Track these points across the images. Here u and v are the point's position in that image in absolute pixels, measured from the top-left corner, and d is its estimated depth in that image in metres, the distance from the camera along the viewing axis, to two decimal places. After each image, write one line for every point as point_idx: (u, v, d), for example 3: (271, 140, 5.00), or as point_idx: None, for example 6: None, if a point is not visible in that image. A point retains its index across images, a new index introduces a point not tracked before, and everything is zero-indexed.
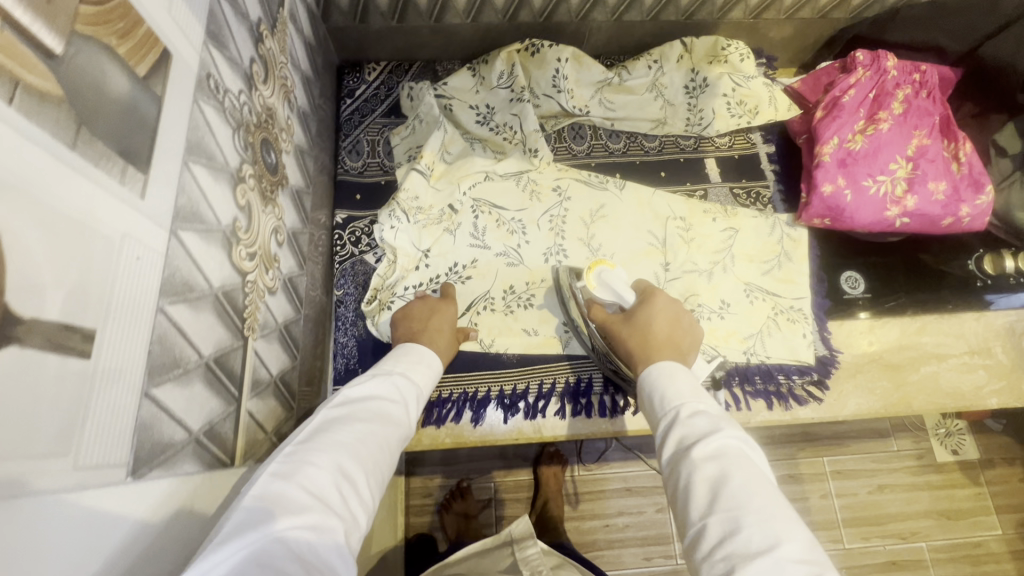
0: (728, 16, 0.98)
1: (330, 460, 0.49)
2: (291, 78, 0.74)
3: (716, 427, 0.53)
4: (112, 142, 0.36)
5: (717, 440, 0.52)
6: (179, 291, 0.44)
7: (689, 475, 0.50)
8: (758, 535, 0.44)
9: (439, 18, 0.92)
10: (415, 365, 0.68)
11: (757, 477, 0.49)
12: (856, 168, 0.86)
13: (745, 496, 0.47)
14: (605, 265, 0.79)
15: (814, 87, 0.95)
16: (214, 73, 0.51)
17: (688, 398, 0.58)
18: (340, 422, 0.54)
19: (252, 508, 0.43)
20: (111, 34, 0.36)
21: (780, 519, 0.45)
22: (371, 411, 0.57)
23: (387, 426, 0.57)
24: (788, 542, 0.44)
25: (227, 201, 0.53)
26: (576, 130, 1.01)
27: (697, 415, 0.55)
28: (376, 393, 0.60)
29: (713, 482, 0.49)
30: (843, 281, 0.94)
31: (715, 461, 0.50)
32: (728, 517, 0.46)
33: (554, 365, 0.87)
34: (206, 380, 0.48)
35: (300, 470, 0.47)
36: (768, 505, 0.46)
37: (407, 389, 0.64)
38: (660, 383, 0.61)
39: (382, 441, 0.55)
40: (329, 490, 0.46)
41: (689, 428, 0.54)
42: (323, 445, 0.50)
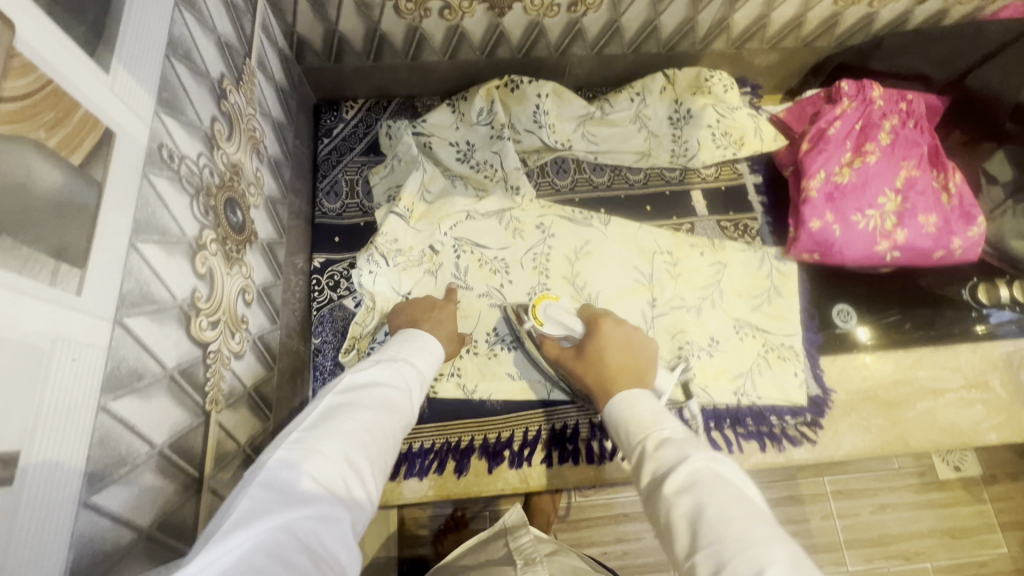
0: (711, 47, 0.96)
1: (338, 448, 0.46)
2: (261, 127, 0.72)
3: (683, 453, 0.50)
4: (39, 243, 0.34)
5: (686, 467, 0.48)
6: (126, 382, 0.42)
7: (665, 511, 0.47)
8: (743, 564, 0.40)
9: (416, 56, 0.90)
10: (417, 353, 0.66)
11: (732, 497, 0.45)
12: (844, 202, 0.84)
13: (723, 521, 0.43)
14: (550, 300, 0.78)
15: (799, 117, 0.94)
16: (167, 143, 0.49)
17: (650, 428, 0.55)
18: (346, 408, 0.51)
19: (259, 496, 0.40)
20: (38, 128, 0.34)
21: (763, 542, 0.41)
22: (377, 398, 0.54)
23: (392, 414, 0.54)
24: (774, 565, 0.39)
25: (184, 273, 0.51)
26: (559, 164, 0.99)
27: (662, 446, 0.52)
28: (381, 379, 0.57)
29: (690, 515, 0.45)
30: (833, 314, 0.92)
31: (688, 491, 0.46)
32: (711, 552, 0.42)
33: (539, 411, 0.84)
34: (158, 471, 0.45)
35: (309, 457, 0.44)
36: (750, 530, 0.42)
37: (411, 377, 0.62)
38: (624, 417, 0.59)
39: (388, 428, 0.53)
40: (338, 482, 0.44)
41: (658, 460, 0.51)
42: (331, 432, 0.47)
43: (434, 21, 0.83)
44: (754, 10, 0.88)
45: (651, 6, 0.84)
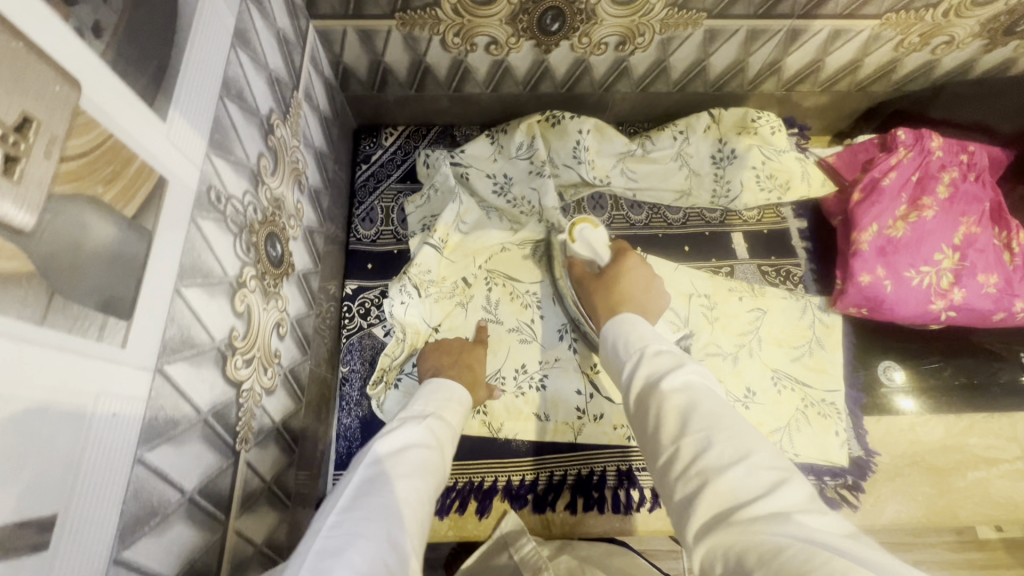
0: (759, 88, 0.93)
1: (377, 528, 0.45)
2: (304, 158, 0.72)
3: (679, 362, 0.51)
4: (90, 298, 0.34)
5: (682, 370, 0.50)
6: (161, 431, 0.41)
7: (656, 407, 0.47)
8: (728, 447, 0.42)
9: (458, 88, 0.90)
10: (445, 406, 0.66)
11: (722, 402, 0.47)
12: (897, 257, 0.80)
13: (715, 414, 0.44)
14: (587, 222, 0.79)
15: (850, 162, 0.90)
16: (216, 184, 0.49)
17: (649, 342, 0.56)
18: (379, 483, 0.50)
19: None
20: (96, 183, 0.34)
21: (748, 433, 0.43)
22: (408, 462, 0.54)
23: (424, 479, 0.53)
24: (759, 451, 0.41)
25: (223, 313, 0.50)
26: (596, 200, 0.97)
27: (661, 355, 0.53)
28: (411, 441, 0.57)
29: (682, 410, 0.46)
30: (879, 371, 0.88)
31: (683, 391, 0.47)
32: (698, 437, 0.43)
33: (565, 455, 0.82)
34: (188, 519, 0.45)
35: (351, 542, 0.43)
36: (737, 422, 0.44)
37: (440, 434, 0.61)
38: (621, 334, 0.60)
39: (421, 495, 0.52)
40: (382, 561, 0.42)
41: (655, 366, 0.52)
42: (368, 511, 0.46)
43: (479, 55, 0.83)
44: (809, 54, 0.85)
45: (702, 47, 0.82)
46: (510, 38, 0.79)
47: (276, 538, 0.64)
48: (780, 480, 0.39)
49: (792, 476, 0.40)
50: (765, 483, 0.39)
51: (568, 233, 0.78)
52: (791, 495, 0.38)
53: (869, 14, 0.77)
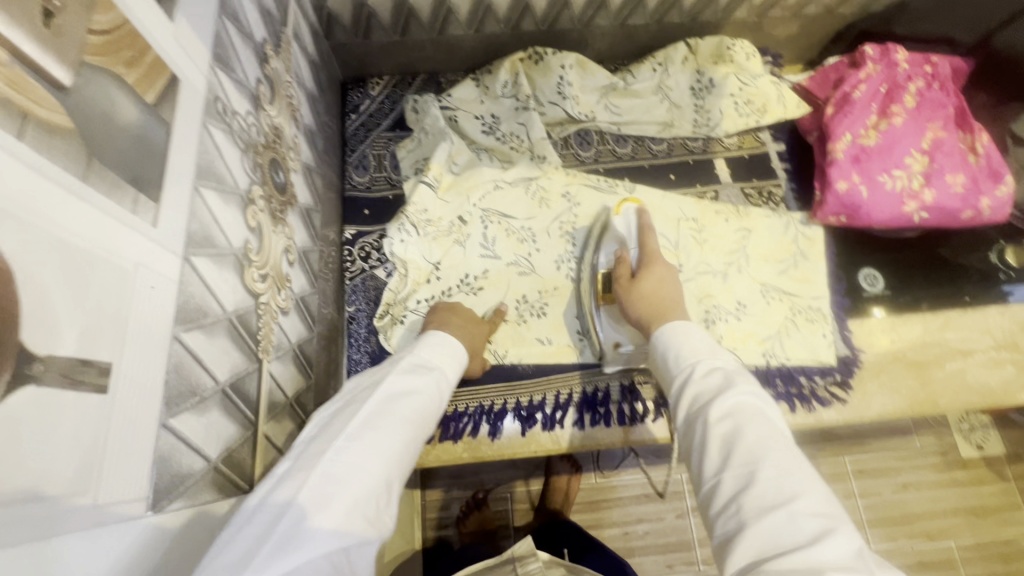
0: (733, 16, 0.97)
1: (375, 469, 0.47)
2: (297, 96, 0.74)
3: (731, 384, 0.52)
4: (122, 171, 0.36)
5: (731, 397, 0.51)
6: (194, 318, 0.43)
7: (702, 432, 0.50)
8: (773, 488, 0.43)
9: (442, 30, 0.92)
10: (448, 360, 0.66)
11: (771, 432, 0.47)
12: (871, 163, 0.84)
13: (762, 448, 0.46)
14: (633, 203, 0.86)
15: (822, 83, 0.94)
16: (221, 96, 0.51)
17: (703, 357, 0.57)
18: (385, 421, 0.52)
19: (301, 512, 0.42)
20: (119, 63, 0.36)
21: (795, 471, 0.44)
22: (411, 408, 0.55)
23: (421, 426, 0.56)
24: (804, 495, 0.42)
25: (238, 224, 0.52)
26: (583, 136, 0.99)
27: (713, 374, 0.54)
28: (415, 387, 0.58)
29: (727, 438, 0.48)
30: (860, 278, 0.92)
31: (729, 419, 0.49)
32: (741, 473, 0.45)
33: (570, 375, 0.85)
34: (223, 407, 0.47)
35: (352, 477, 0.45)
36: (785, 461, 0.45)
37: (442, 387, 0.63)
38: (677, 343, 0.61)
39: (415, 442, 0.54)
40: (371, 503, 0.46)
41: (706, 386, 0.54)
42: (371, 449, 0.48)
43: None
44: None
45: None
46: None
47: None
48: (824, 529, 0.40)
49: (837, 524, 0.41)
50: (805, 530, 0.40)
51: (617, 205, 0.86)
52: (835, 547, 0.39)
53: None
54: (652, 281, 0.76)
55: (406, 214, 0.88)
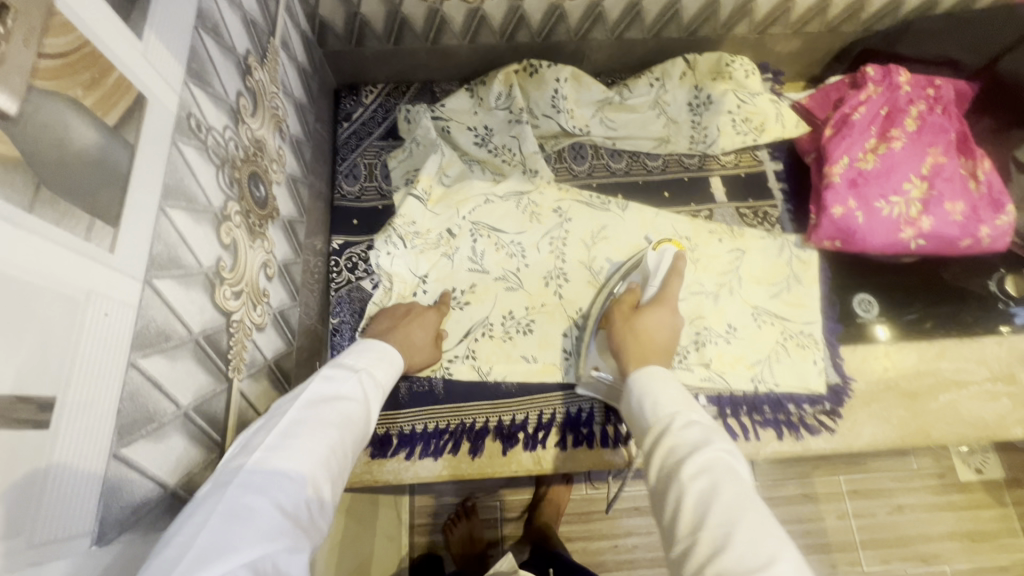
0: (733, 32, 0.95)
1: (296, 474, 0.46)
2: (283, 107, 0.73)
3: (707, 438, 0.50)
4: (76, 198, 0.35)
5: (706, 451, 0.48)
6: (154, 342, 0.43)
7: (678, 493, 0.47)
8: (749, 554, 0.41)
9: (436, 40, 0.91)
10: (377, 363, 0.65)
11: (747, 490, 0.45)
12: (868, 188, 0.82)
13: (738, 509, 0.44)
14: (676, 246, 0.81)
15: (822, 103, 0.92)
16: (196, 113, 0.50)
17: (680, 407, 0.54)
18: (307, 427, 0.50)
19: (218, 526, 0.40)
20: (77, 86, 0.35)
21: (772, 534, 0.42)
22: (337, 412, 0.54)
23: (353, 429, 0.55)
24: (784, 559, 0.40)
25: (210, 242, 0.52)
26: (577, 149, 0.98)
27: (690, 426, 0.52)
28: (340, 391, 0.57)
29: (703, 497, 0.45)
30: (854, 304, 0.91)
31: (705, 475, 0.46)
32: (717, 538, 0.43)
33: (553, 395, 0.84)
34: (184, 432, 0.46)
35: (272, 486, 0.44)
36: (763, 526, 0.43)
37: (374, 390, 0.61)
38: (649, 391, 0.58)
39: (347, 445, 0.53)
40: (297, 507, 0.45)
41: (680, 436, 0.51)
42: (291, 455, 0.47)
43: (455, 4, 0.83)
44: None
45: None
46: None
47: None
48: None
49: None
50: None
51: (658, 240, 0.82)
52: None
53: None
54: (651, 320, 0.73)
55: (393, 228, 0.87)
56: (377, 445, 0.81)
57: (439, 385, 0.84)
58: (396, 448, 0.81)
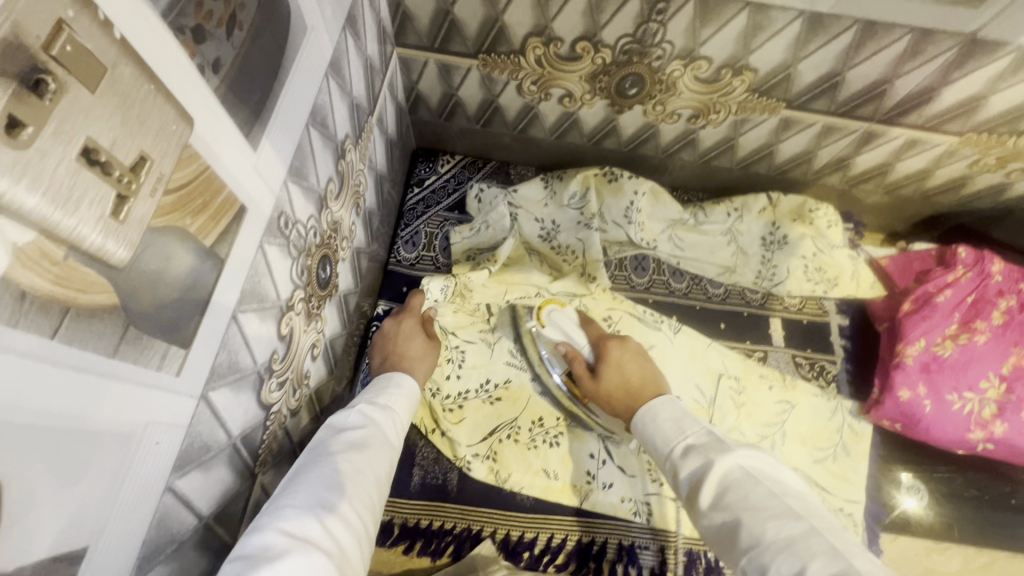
0: (822, 179, 0.92)
1: (308, 500, 0.49)
2: (365, 181, 0.72)
3: (708, 462, 0.57)
4: (157, 329, 0.33)
5: (716, 475, 0.56)
6: (194, 457, 0.41)
7: (712, 528, 0.54)
8: (786, 565, 0.46)
9: (524, 130, 0.90)
10: (381, 391, 0.69)
11: (765, 499, 0.52)
12: (941, 377, 0.78)
13: (760, 527, 0.50)
14: (554, 304, 0.86)
15: (904, 269, 0.90)
16: (287, 210, 0.49)
17: (675, 441, 0.62)
18: (313, 464, 0.54)
19: (237, 558, 0.43)
20: (188, 214, 0.34)
21: (798, 540, 0.47)
22: (343, 442, 0.58)
23: (361, 449, 0.58)
24: (814, 561, 0.45)
25: (269, 337, 0.50)
26: (639, 260, 0.96)
27: (689, 455, 0.60)
28: (342, 424, 0.61)
29: (728, 525, 0.52)
30: (902, 489, 0.84)
31: (723, 503, 0.54)
32: (754, 558, 0.49)
33: (569, 519, 0.80)
34: (197, 543, 0.44)
35: (278, 516, 0.47)
36: (788, 532, 0.48)
37: (386, 419, 0.65)
38: (649, 428, 0.66)
39: (359, 471, 0.56)
40: (305, 526, 0.47)
41: (688, 470, 0.59)
42: (296, 489, 0.51)
43: (551, 105, 0.83)
44: (881, 157, 0.83)
45: (774, 132, 0.81)
46: (586, 94, 0.79)
47: None
48: None
49: None
50: None
51: (537, 317, 0.84)
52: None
53: (950, 130, 0.75)
54: (612, 365, 0.77)
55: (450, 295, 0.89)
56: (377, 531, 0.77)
57: (453, 479, 0.81)
58: (395, 540, 0.77)
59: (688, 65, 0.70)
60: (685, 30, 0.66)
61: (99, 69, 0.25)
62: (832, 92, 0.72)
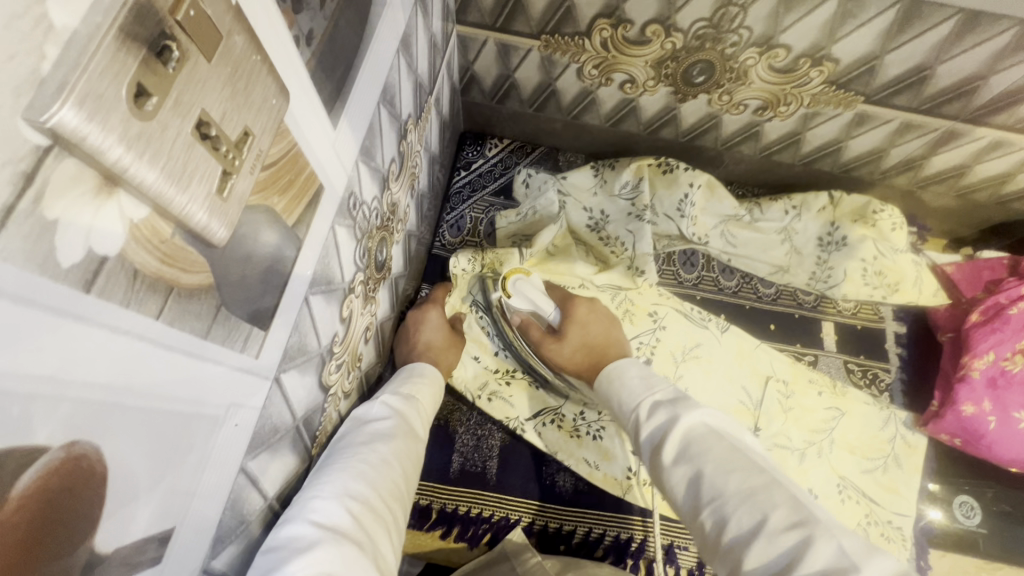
0: (889, 180, 0.87)
1: (336, 488, 0.47)
2: (420, 163, 0.71)
3: (673, 416, 0.56)
4: (243, 309, 0.33)
5: (679, 430, 0.54)
6: (264, 440, 0.40)
7: (670, 482, 0.53)
8: (747, 517, 0.46)
9: (578, 115, 0.87)
10: (403, 383, 0.67)
11: (727, 452, 0.51)
12: (1008, 394, 0.74)
13: (721, 481, 0.49)
14: (520, 272, 0.81)
15: (971, 278, 0.86)
16: (356, 191, 0.48)
17: (641, 398, 0.61)
18: (339, 454, 0.53)
19: (268, 554, 0.41)
20: (276, 193, 0.33)
21: (762, 492, 0.47)
22: (369, 432, 0.56)
23: (385, 439, 0.56)
24: (775, 512, 0.44)
25: (333, 318, 0.50)
26: (688, 256, 0.94)
27: (655, 412, 0.58)
28: (367, 416, 0.59)
29: (690, 479, 0.51)
30: (953, 505, 0.81)
31: (684, 457, 0.52)
32: (716, 510, 0.48)
33: (609, 515, 0.79)
34: (263, 523, 0.44)
35: (307, 506, 0.45)
36: (750, 484, 0.48)
37: (411, 409, 0.63)
38: (613, 388, 0.65)
39: (384, 460, 0.53)
40: (334, 516, 0.44)
41: (653, 425, 0.57)
42: (322, 480, 0.48)
43: (611, 90, 0.80)
44: (958, 158, 0.78)
45: (845, 128, 0.77)
46: (649, 80, 0.76)
47: None
48: (804, 541, 0.42)
49: (813, 532, 0.42)
50: (789, 550, 0.42)
51: (504, 290, 0.80)
52: (819, 556, 0.40)
53: None
54: (577, 323, 0.77)
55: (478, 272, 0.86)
56: (416, 516, 0.77)
57: (492, 467, 0.81)
58: (432, 525, 0.77)
59: (764, 53, 0.67)
60: (768, 15, 0.62)
61: (214, 37, 0.23)
62: (917, 87, 0.67)
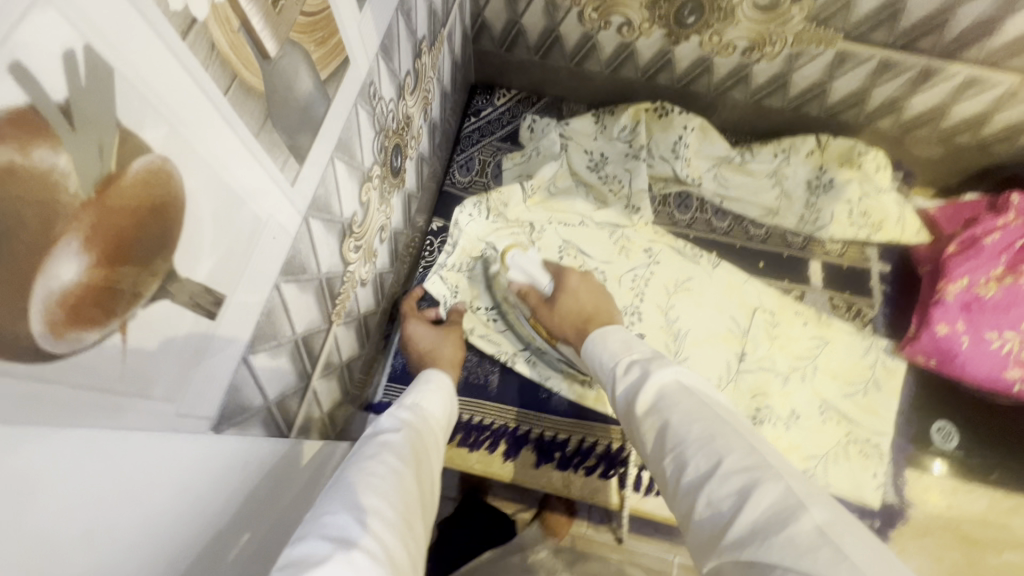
0: (875, 124, 0.92)
1: (346, 501, 0.41)
2: (433, 91, 0.78)
3: (644, 373, 0.57)
4: (284, 131, 0.40)
5: (651, 385, 0.55)
6: (294, 271, 0.47)
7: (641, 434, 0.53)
8: (704, 460, 0.45)
9: (580, 62, 0.94)
10: (417, 395, 0.62)
11: (694, 404, 0.51)
12: (981, 316, 0.80)
13: (685, 428, 0.48)
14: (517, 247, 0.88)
15: (952, 216, 0.90)
16: (375, 82, 0.56)
17: (620, 357, 0.62)
18: (350, 469, 0.46)
19: None
20: (312, 42, 0.40)
21: (720, 438, 0.46)
22: (379, 446, 0.49)
23: (400, 451, 0.50)
24: (731, 456, 0.44)
25: (353, 197, 0.57)
26: (683, 199, 0.99)
27: (631, 368, 0.59)
28: (378, 430, 0.53)
29: (658, 430, 0.51)
30: (931, 429, 0.85)
31: (653, 408, 0.53)
32: (677, 456, 0.47)
33: (601, 427, 0.85)
34: (290, 355, 0.51)
35: (316, 522, 0.38)
36: (709, 429, 0.47)
37: (420, 421, 0.58)
38: (595, 348, 0.67)
39: (399, 471, 0.47)
40: (344, 529, 0.38)
41: (627, 383, 0.58)
42: (329, 497, 0.42)
43: (610, 34, 0.86)
44: (936, 98, 0.84)
45: (829, 68, 0.83)
46: (644, 22, 0.83)
47: (335, 415, 0.72)
48: (750, 482, 0.41)
49: (761, 475, 0.41)
50: (736, 490, 0.42)
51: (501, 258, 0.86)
52: (763, 497, 0.40)
53: (1013, 67, 0.76)
54: (568, 296, 0.79)
55: (483, 213, 0.93)
56: None
57: (493, 381, 0.87)
58: None
59: None
60: None
61: None
62: (891, 22, 0.73)
